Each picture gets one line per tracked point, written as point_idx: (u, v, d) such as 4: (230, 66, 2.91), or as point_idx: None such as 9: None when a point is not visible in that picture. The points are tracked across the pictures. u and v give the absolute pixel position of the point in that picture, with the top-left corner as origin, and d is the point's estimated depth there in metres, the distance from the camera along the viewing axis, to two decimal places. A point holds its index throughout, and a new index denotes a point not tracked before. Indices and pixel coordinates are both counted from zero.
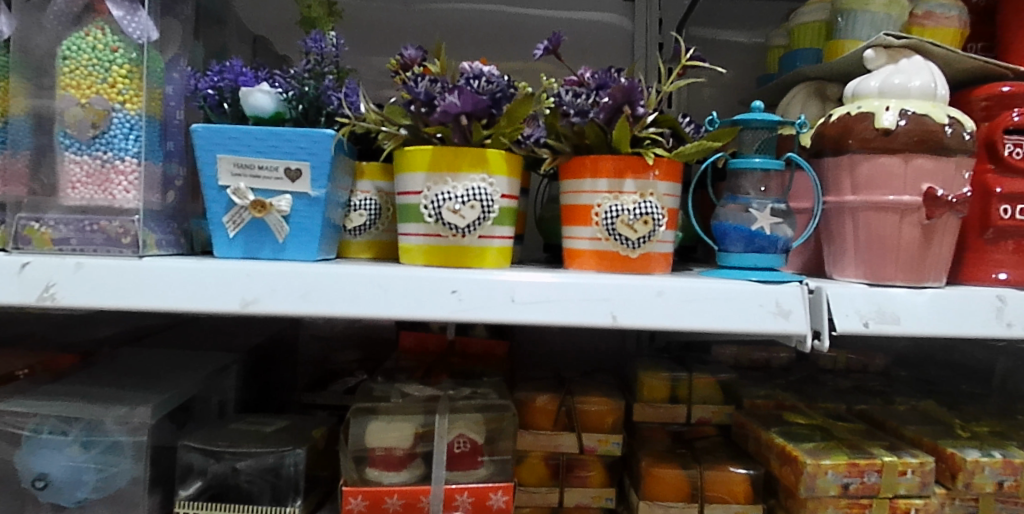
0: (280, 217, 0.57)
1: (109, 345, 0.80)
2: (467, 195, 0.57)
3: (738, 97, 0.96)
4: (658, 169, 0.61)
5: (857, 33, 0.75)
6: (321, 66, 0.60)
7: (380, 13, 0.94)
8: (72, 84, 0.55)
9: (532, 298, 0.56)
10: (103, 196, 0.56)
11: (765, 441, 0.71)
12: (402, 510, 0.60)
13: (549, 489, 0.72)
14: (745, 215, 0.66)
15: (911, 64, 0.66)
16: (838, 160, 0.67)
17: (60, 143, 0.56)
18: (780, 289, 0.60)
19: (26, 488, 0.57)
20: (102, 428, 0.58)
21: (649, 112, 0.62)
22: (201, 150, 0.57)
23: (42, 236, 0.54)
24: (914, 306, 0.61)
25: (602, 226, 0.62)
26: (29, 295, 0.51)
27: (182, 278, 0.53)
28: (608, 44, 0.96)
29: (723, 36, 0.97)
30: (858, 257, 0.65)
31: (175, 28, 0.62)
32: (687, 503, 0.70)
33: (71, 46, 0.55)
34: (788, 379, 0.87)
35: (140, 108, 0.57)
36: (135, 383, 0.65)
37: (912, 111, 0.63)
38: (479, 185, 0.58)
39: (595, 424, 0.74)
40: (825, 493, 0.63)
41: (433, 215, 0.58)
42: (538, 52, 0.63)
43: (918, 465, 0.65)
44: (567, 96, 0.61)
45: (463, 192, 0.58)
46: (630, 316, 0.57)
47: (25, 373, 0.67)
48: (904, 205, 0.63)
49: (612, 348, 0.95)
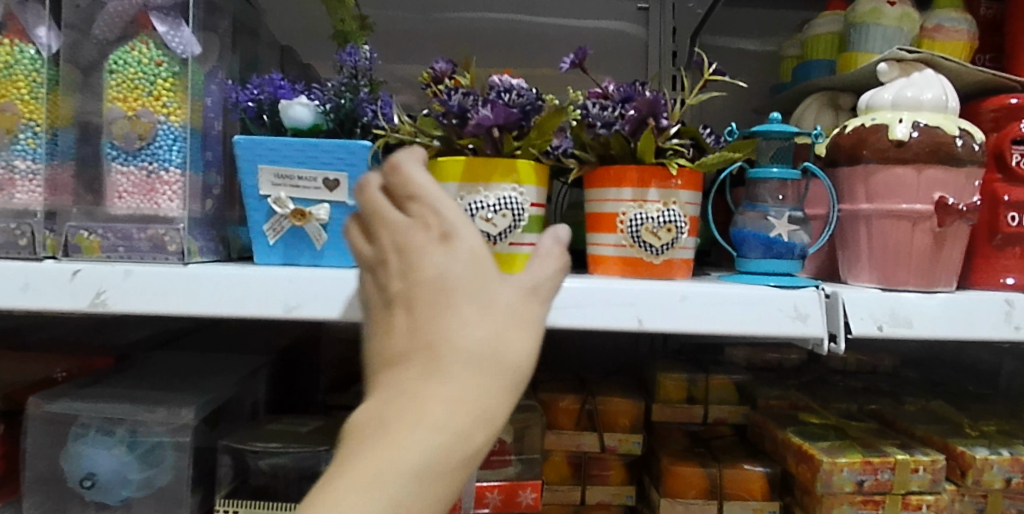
0: (319, 225, 0.59)
1: (140, 348, 0.82)
2: (499, 204, 0.60)
3: (751, 105, 0.99)
4: (681, 179, 0.64)
5: (870, 45, 0.77)
6: (357, 79, 0.61)
7: (402, 23, 0.96)
8: (119, 97, 0.58)
9: (562, 303, 0.59)
10: (149, 205, 0.58)
11: (781, 440, 0.73)
12: None
13: (572, 487, 0.75)
14: (763, 222, 0.68)
15: (923, 77, 0.69)
16: (853, 170, 0.69)
17: (108, 154, 0.58)
18: (799, 293, 0.62)
19: (73, 487, 0.59)
20: (146, 427, 0.61)
21: (673, 124, 0.64)
22: (243, 161, 0.59)
23: (91, 244, 0.56)
24: (927, 309, 0.63)
25: (627, 233, 0.64)
26: (81, 302, 0.53)
27: (227, 284, 0.55)
28: (623, 54, 0.98)
29: (735, 45, 1.00)
30: (872, 263, 0.68)
31: (214, 42, 0.64)
32: (706, 500, 0.72)
33: (117, 60, 0.58)
34: (800, 380, 0.90)
35: (184, 120, 0.59)
36: (173, 385, 0.67)
37: (925, 122, 0.66)
38: (511, 194, 0.60)
39: (615, 424, 0.76)
40: (841, 490, 0.66)
41: None
42: (565, 65, 0.65)
43: (930, 462, 0.67)
44: (594, 108, 0.63)
45: (495, 201, 0.60)
46: (655, 320, 0.60)
47: (64, 376, 0.69)
48: (917, 214, 0.65)
49: (627, 350, 0.97)
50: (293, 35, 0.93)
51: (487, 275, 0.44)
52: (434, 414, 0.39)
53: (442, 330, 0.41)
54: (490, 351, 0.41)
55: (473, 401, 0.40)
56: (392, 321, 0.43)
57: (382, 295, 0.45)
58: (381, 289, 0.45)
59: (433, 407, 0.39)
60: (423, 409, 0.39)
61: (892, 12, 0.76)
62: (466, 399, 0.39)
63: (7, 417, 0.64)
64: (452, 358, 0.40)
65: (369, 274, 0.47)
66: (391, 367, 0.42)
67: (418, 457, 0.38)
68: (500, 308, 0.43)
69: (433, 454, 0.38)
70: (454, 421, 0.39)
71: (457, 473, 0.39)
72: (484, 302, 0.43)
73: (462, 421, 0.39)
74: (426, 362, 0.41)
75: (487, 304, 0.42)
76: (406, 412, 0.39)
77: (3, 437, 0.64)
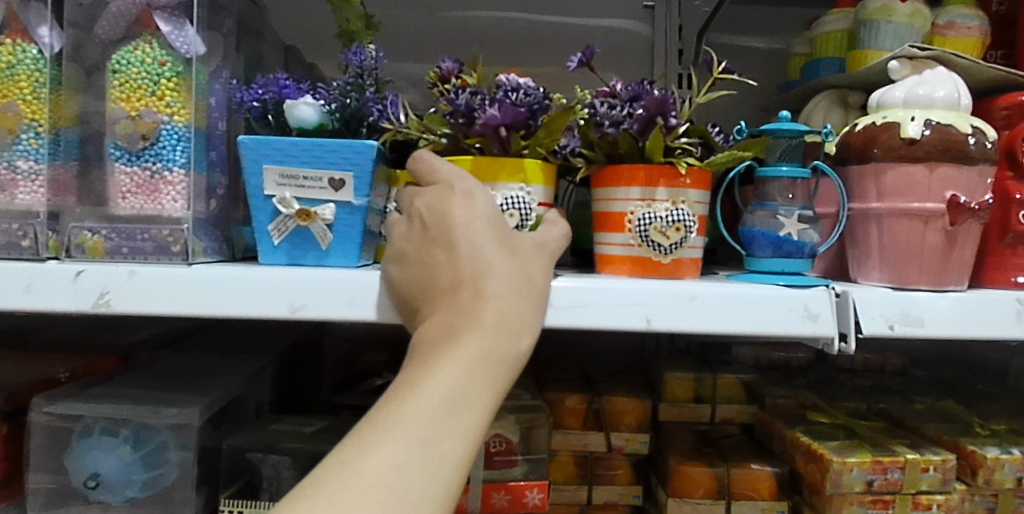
0: (324, 225, 0.59)
1: (144, 348, 0.82)
2: (507, 203, 0.58)
3: (758, 102, 0.98)
4: (690, 178, 0.63)
5: (881, 42, 0.76)
6: (363, 78, 0.60)
7: (405, 20, 0.95)
8: (122, 97, 0.57)
9: (570, 303, 0.59)
10: (153, 206, 0.58)
11: (789, 439, 0.73)
12: None
13: (579, 486, 0.74)
14: (773, 221, 0.67)
15: (935, 74, 0.68)
16: (864, 169, 0.69)
17: (111, 154, 0.58)
18: (809, 293, 0.61)
19: (76, 487, 0.59)
20: (150, 428, 0.60)
21: (682, 123, 0.63)
22: (247, 161, 0.59)
23: (95, 244, 0.56)
24: (938, 309, 0.62)
25: (635, 232, 0.64)
26: (84, 302, 0.52)
27: (232, 285, 0.54)
28: (629, 50, 0.98)
29: (743, 42, 0.99)
30: (883, 261, 0.67)
31: (218, 41, 0.63)
32: (713, 500, 0.72)
33: (121, 60, 0.57)
34: (807, 379, 0.90)
35: (188, 120, 0.58)
36: (178, 386, 0.67)
37: (937, 120, 0.65)
38: (518, 194, 0.59)
39: (623, 423, 0.76)
40: (850, 490, 0.65)
41: None
42: (573, 64, 0.64)
43: (940, 462, 0.67)
44: (602, 107, 0.62)
45: (503, 200, 0.58)
46: (664, 320, 0.59)
47: (67, 377, 0.69)
48: (928, 212, 0.65)
49: (633, 349, 0.97)
50: (297, 33, 0.92)
51: (504, 231, 0.50)
52: (488, 317, 0.44)
53: (478, 256, 0.47)
54: (522, 277, 0.48)
55: (517, 311, 0.46)
56: (430, 262, 0.49)
57: (417, 245, 0.50)
58: (414, 243, 0.51)
59: (486, 313, 0.44)
60: (477, 316, 0.44)
61: (904, 9, 0.75)
62: (512, 310, 0.45)
63: (10, 417, 0.64)
64: (495, 276, 0.46)
65: (402, 233, 0.52)
66: (440, 294, 0.47)
67: (478, 354, 0.43)
68: (523, 249, 0.50)
69: (490, 350, 0.43)
70: (504, 326, 0.45)
71: (508, 372, 0.44)
72: (511, 241, 0.49)
73: (510, 326, 0.45)
74: (471, 283, 0.46)
75: (513, 242, 0.49)
76: (464, 320, 0.44)
77: (7, 438, 0.63)
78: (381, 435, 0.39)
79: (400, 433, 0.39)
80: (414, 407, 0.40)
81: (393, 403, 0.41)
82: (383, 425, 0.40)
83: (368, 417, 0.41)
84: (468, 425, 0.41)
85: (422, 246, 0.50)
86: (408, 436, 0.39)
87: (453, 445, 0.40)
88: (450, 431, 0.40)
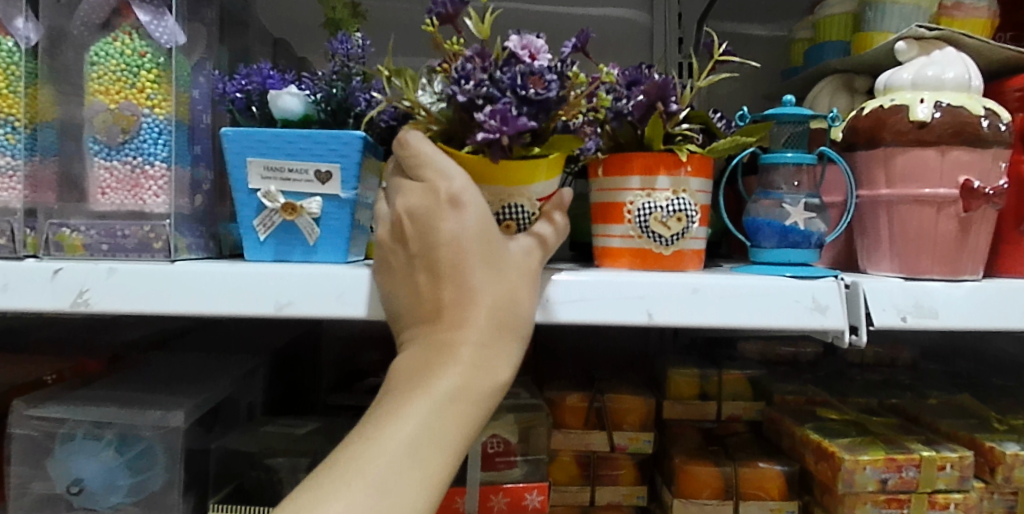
0: (311, 220, 0.57)
1: (134, 348, 0.80)
2: (505, 212, 0.56)
3: (761, 91, 0.95)
4: (691, 165, 0.61)
5: (886, 25, 0.75)
6: (348, 67, 0.58)
7: (398, 12, 0.93)
8: (101, 90, 0.55)
9: (567, 298, 0.57)
10: (134, 201, 0.56)
11: (799, 437, 0.70)
12: None
13: (581, 487, 0.72)
14: (779, 210, 0.65)
15: (944, 55, 0.65)
16: (873, 153, 0.66)
17: (90, 149, 0.56)
18: (817, 284, 0.59)
19: (59, 493, 0.57)
20: (136, 432, 0.58)
21: (683, 108, 0.61)
22: (230, 153, 0.57)
23: (74, 242, 0.54)
24: (952, 300, 0.60)
25: (635, 223, 0.61)
26: (62, 301, 0.51)
27: (213, 282, 0.52)
28: (628, 39, 0.95)
29: (743, 30, 0.96)
30: (893, 251, 0.64)
31: (202, 32, 0.61)
32: (722, 500, 0.69)
33: (99, 52, 0.55)
34: (816, 374, 0.87)
35: (169, 113, 0.56)
36: (166, 387, 0.65)
37: (947, 102, 0.62)
38: (519, 204, 0.56)
39: (627, 421, 0.73)
40: (863, 489, 0.63)
41: None
42: (567, 49, 0.62)
43: (957, 459, 0.64)
44: (606, 98, 0.59)
45: (502, 210, 0.56)
46: (666, 314, 0.57)
47: (54, 378, 0.67)
48: (940, 198, 0.62)
49: (636, 345, 0.95)
50: (287, 26, 0.90)
51: (494, 245, 0.46)
52: (461, 354, 0.43)
53: (463, 283, 0.44)
54: (505, 300, 0.45)
55: (498, 346, 0.44)
56: (414, 282, 0.46)
57: (401, 256, 0.48)
58: (398, 251, 0.48)
59: (463, 350, 0.43)
60: (452, 351, 0.43)
61: None
62: (492, 345, 0.44)
63: None
64: (473, 306, 0.44)
65: (388, 237, 0.49)
66: (422, 319, 0.46)
67: (447, 393, 0.42)
68: (513, 264, 0.46)
69: (461, 389, 0.42)
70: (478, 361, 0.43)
71: (480, 403, 0.43)
72: (498, 256, 0.46)
73: (485, 362, 0.43)
74: (451, 313, 0.44)
75: (500, 256, 0.46)
76: (438, 356, 0.43)
77: None
78: (342, 480, 0.39)
79: (359, 480, 0.39)
80: (378, 454, 0.40)
81: (362, 441, 0.41)
82: (346, 468, 0.39)
83: (336, 451, 0.41)
84: (433, 469, 0.41)
85: (406, 259, 0.47)
86: (366, 485, 0.39)
87: (415, 494, 0.40)
88: (410, 476, 0.40)
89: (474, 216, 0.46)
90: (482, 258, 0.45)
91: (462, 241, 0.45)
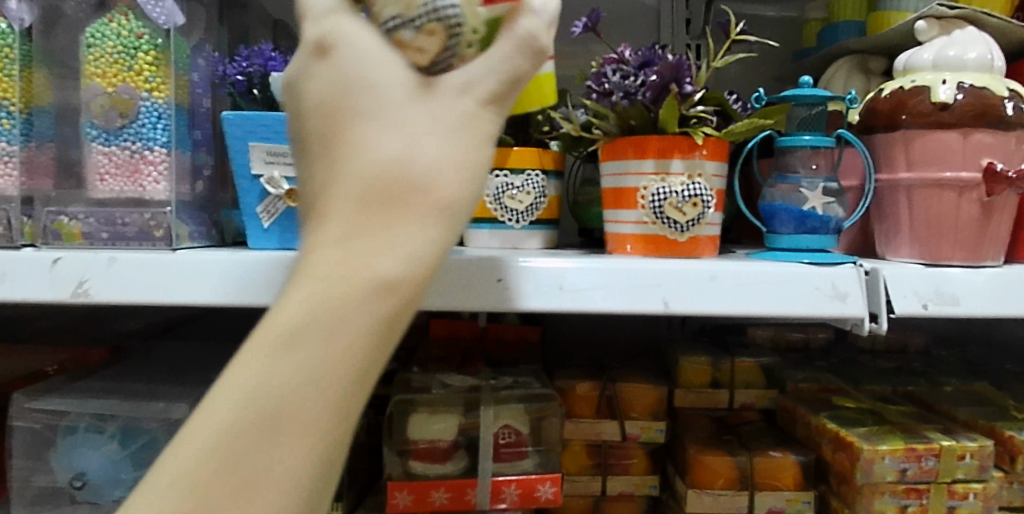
0: None
1: (136, 338, 0.79)
2: (522, 185, 0.64)
3: (772, 73, 0.93)
4: (707, 149, 0.59)
5: (904, 4, 0.73)
6: None
7: None
8: (98, 72, 0.53)
9: (580, 285, 0.55)
10: (133, 188, 0.54)
11: (815, 426, 0.69)
12: (449, 503, 0.59)
13: (593, 477, 0.71)
14: (796, 195, 0.63)
15: (965, 34, 0.64)
16: (891, 137, 0.64)
17: (87, 134, 0.54)
18: (836, 271, 0.57)
19: (62, 486, 0.55)
20: (140, 423, 0.56)
21: (699, 90, 0.59)
22: (231, 139, 0.55)
23: (72, 231, 0.52)
24: (975, 286, 0.58)
25: (649, 209, 0.59)
26: (62, 292, 0.49)
27: (216, 271, 0.50)
28: (636, 20, 0.93)
29: (754, 10, 0.94)
30: (913, 237, 0.63)
31: (200, 12, 0.59)
32: (737, 490, 0.68)
33: (95, 33, 0.53)
34: (828, 361, 0.86)
35: (168, 96, 0.54)
36: (169, 378, 0.63)
37: (970, 83, 0.61)
38: (533, 178, 0.64)
39: (639, 410, 0.72)
40: (882, 479, 0.62)
41: (495, 205, 0.64)
42: (578, 29, 0.60)
43: (978, 449, 0.63)
44: (615, 76, 0.59)
45: (520, 183, 0.64)
46: (682, 302, 0.55)
47: (55, 369, 0.65)
48: (963, 182, 0.60)
49: (644, 331, 0.93)
50: (286, 6, 0.88)
51: (375, 93, 0.32)
52: (321, 236, 0.31)
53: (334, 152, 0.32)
54: (395, 161, 0.31)
55: (390, 222, 0.31)
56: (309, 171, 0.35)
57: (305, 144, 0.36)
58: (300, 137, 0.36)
59: (328, 238, 0.31)
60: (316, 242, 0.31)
61: None
62: (380, 221, 0.31)
63: None
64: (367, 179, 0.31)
65: None
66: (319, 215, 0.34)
67: (306, 295, 0.30)
68: (411, 112, 0.32)
69: (330, 288, 0.30)
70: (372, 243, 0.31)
71: (367, 305, 0.30)
72: (390, 105, 0.32)
73: (370, 248, 0.31)
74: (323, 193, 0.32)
75: (392, 105, 0.32)
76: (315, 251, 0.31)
77: None
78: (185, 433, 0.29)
79: (196, 429, 0.29)
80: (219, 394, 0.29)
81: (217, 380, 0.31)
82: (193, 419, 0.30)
83: None
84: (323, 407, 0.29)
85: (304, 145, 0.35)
86: (205, 434, 0.29)
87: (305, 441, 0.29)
88: (283, 419, 0.29)
89: (361, 43, 0.33)
90: (354, 116, 0.32)
91: (342, 79, 0.32)
